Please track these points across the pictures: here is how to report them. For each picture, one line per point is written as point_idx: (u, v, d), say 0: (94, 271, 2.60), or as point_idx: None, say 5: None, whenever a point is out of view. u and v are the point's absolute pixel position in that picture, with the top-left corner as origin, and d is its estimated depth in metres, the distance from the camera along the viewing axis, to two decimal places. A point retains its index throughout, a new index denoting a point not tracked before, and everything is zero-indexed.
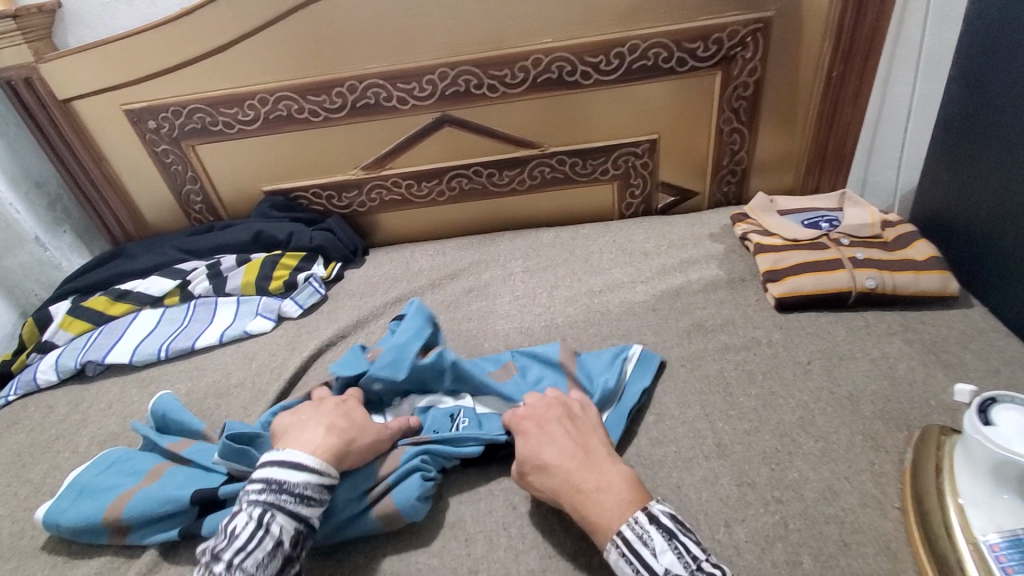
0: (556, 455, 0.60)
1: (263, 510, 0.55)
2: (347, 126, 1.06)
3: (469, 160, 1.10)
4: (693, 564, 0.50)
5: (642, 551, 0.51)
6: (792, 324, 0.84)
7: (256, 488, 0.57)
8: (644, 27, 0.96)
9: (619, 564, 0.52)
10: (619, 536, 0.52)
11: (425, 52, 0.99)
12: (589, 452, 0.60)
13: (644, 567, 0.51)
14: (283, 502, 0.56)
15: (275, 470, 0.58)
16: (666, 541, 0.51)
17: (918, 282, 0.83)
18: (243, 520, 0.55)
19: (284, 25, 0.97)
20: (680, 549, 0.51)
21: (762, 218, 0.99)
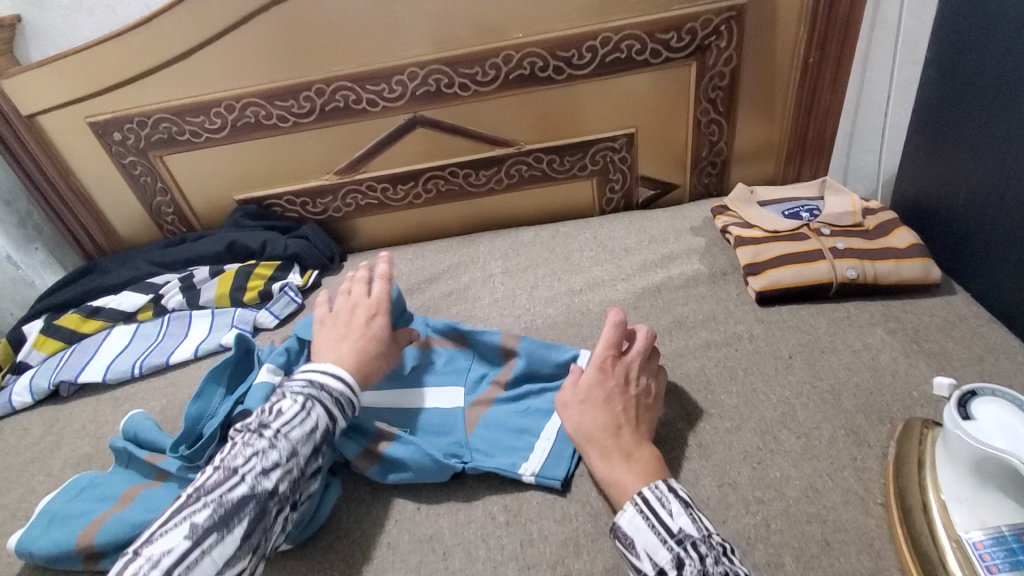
0: (604, 416, 0.61)
1: (304, 398, 0.60)
2: (317, 131, 1.04)
3: (443, 161, 1.08)
4: (704, 531, 0.52)
5: (660, 510, 0.53)
6: (774, 317, 0.83)
7: (297, 384, 0.62)
8: (615, 19, 0.94)
9: (635, 520, 0.53)
10: (639, 495, 0.54)
11: (393, 52, 0.97)
12: (633, 423, 0.62)
13: (658, 525, 0.52)
14: (323, 398, 0.61)
15: (317, 373, 0.63)
16: (683, 507, 0.53)
17: (899, 270, 0.81)
18: (287, 403, 0.59)
19: (248, 30, 0.95)
20: (695, 517, 0.53)
21: (742, 210, 0.97)
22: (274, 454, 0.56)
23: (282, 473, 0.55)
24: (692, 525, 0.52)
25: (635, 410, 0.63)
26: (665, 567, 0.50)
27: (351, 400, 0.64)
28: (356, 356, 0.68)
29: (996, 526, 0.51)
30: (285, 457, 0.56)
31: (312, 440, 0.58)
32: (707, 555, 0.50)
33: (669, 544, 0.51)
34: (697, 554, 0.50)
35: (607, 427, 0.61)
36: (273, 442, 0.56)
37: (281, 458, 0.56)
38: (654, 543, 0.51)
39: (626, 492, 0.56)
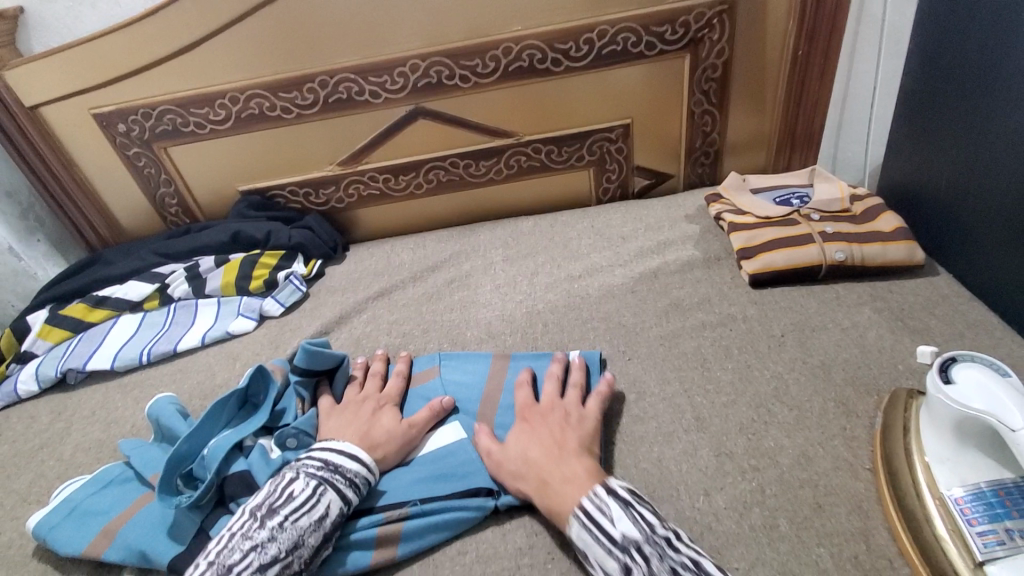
0: (534, 450, 0.64)
1: (318, 483, 0.61)
2: (321, 122, 1.06)
3: (445, 151, 1.10)
4: (648, 528, 0.55)
5: (601, 519, 0.56)
6: (766, 299, 0.86)
7: (315, 464, 0.63)
8: (612, 12, 0.97)
9: (582, 536, 0.56)
10: (580, 509, 0.57)
11: (395, 44, 0.99)
12: (564, 446, 0.64)
13: (603, 536, 0.55)
14: (336, 481, 0.62)
15: (334, 454, 0.64)
16: (623, 510, 0.56)
17: (885, 252, 0.84)
18: (300, 486, 0.60)
19: (253, 21, 0.97)
20: (637, 516, 0.56)
21: (735, 197, 1.01)
22: (274, 546, 0.55)
23: (280, 567, 0.55)
24: (633, 526, 0.55)
25: (564, 433, 0.66)
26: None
27: (370, 479, 0.65)
28: (368, 438, 0.68)
29: (978, 483, 0.55)
30: (285, 549, 0.55)
31: (320, 530, 0.58)
32: (651, 554, 0.53)
33: (614, 552, 0.54)
34: (641, 557, 0.53)
35: (540, 457, 0.63)
36: (274, 534, 0.56)
37: (280, 552, 0.55)
38: (601, 554, 0.54)
39: (565, 513, 0.58)
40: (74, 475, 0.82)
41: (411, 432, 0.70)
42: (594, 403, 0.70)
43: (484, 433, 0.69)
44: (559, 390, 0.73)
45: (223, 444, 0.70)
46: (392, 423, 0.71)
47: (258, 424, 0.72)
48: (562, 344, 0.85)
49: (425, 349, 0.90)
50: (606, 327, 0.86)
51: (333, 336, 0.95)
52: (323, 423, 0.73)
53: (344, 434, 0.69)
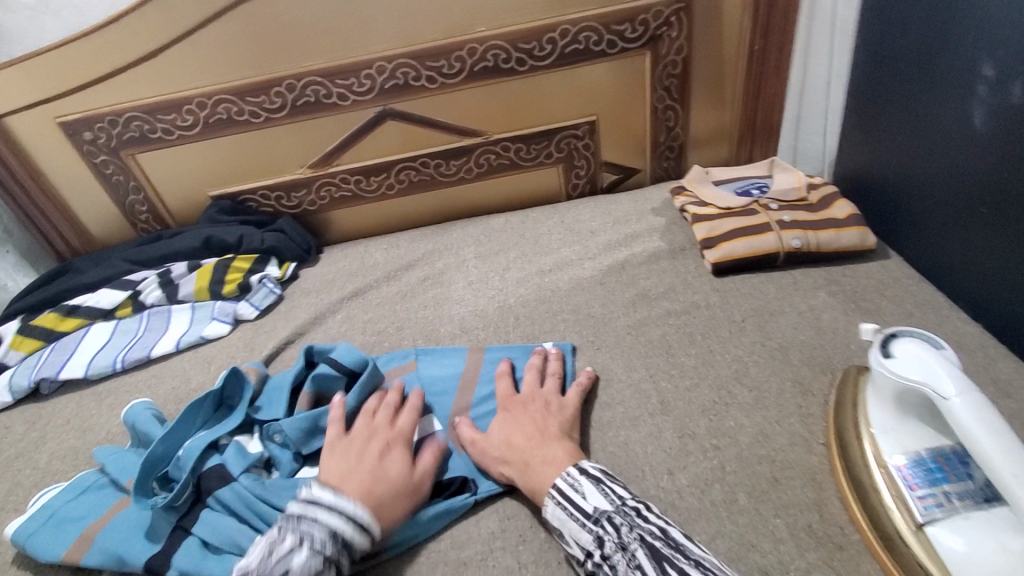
0: (517, 436, 0.66)
1: (323, 560, 0.54)
2: (289, 125, 1.07)
3: (415, 152, 1.12)
4: (619, 501, 0.57)
5: (574, 496, 0.58)
6: (728, 286, 0.89)
7: (319, 532, 0.55)
8: (572, 12, 0.99)
9: (557, 514, 0.58)
10: (553, 488, 0.59)
11: (361, 47, 1.00)
12: (546, 431, 0.66)
13: (576, 512, 0.57)
14: (341, 555, 0.56)
15: (342, 521, 0.57)
16: (595, 486, 0.58)
17: (839, 238, 0.88)
18: (300, 561, 0.53)
19: (217, 26, 0.97)
20: (608, 491, 0.58)
21: (699, 190, 1.02)
22: None
23: None
24: (603, 500, 0.57)
25: (544, 418, 0.68)
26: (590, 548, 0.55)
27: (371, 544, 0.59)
28: (372, 495, 0.60)
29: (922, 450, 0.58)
30: None
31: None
32: (621, 523, 0.55)
33: (587, 526, 0.56)
34: (612, 527, 0.55)
35: (522, 443, 0.65)
36: None
37: None
38: (576, 529, 0.56)
39: (541, 491, 0.60)
40: (50, 483, 0.82)
41: (420, 486, 0.64)
42: (573, 394, 0.73)
43: (466, 425, 0.70)
44: (539, 379, 0.75)
45: (199, 443, 0.71)
46: (400, 475, 0.63)
47: (234, 423, 0.73)
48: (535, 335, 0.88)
49: (400, 345, 0.91)
50: (577, 317, 0.89)
51: (308, 337, 0.96)
52: (326, 463, 0.64)
53: (348, 484, 0.61)
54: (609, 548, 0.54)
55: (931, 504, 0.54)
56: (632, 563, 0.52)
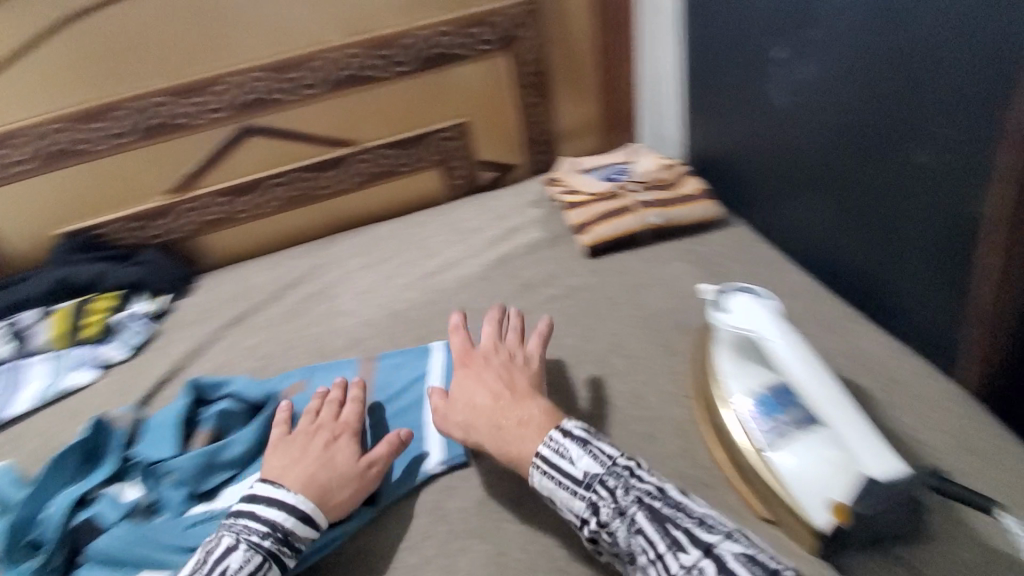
0: (480, 398, 0.63)
1: (264, 558, 0.55)
2: (142, 151, 1.02)
3: (284, 167, 1.09)
4: (609, 462, 0.56)
5: (561, 463, 0.56)
6: (603, 265, 0.96)
7: (260, 530, 0.57)
8: (420, 19, 1.05)
9: (543, 482, 0.56)
10: (537, 457, 0.57)
11: (208, 63, 0.99)
12: (516, 389, 0.63)
13: (567, 477, 0.55)
14: (283, 554, 0.57)
15: (277, 512, 0.58)
16: (582, 449, 0.56)
17: (691, 212, 0.97)
18: (239, 562, 0.54)
19: (49, 51, 0.93)
20: (596, 452, 0.56)
21: (568, 180, 1.09)
22: None
23: None
24: (594, 463, 0.55)
25: (510, 376, 0.65)
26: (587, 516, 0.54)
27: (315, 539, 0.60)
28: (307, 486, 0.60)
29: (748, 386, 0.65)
30: None
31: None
32: (616, 487, 0.54)
33: (580, 493, 0.54)
34: (606, 491, 0.54)
35: (488, 404, 0.63)
36: None
37: None
38: (567, 496, 0.55)
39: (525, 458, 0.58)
40: None
41: (370, 470, 0.64)
42: (535, 345, 0.71)
43: (437, 394, 0.67)
44: (498, 331, 0.72)
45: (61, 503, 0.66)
46: (348, 461, 0.63)
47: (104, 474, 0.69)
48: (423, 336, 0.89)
49: (290, 366, 0.89)
50: (462, 313, 0.92)
51: (189, 372, 0.91)
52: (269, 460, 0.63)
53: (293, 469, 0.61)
54: (607, 517, 0.53)
55: (752, 427, 0.62)
56: (632, 528, 0.51)
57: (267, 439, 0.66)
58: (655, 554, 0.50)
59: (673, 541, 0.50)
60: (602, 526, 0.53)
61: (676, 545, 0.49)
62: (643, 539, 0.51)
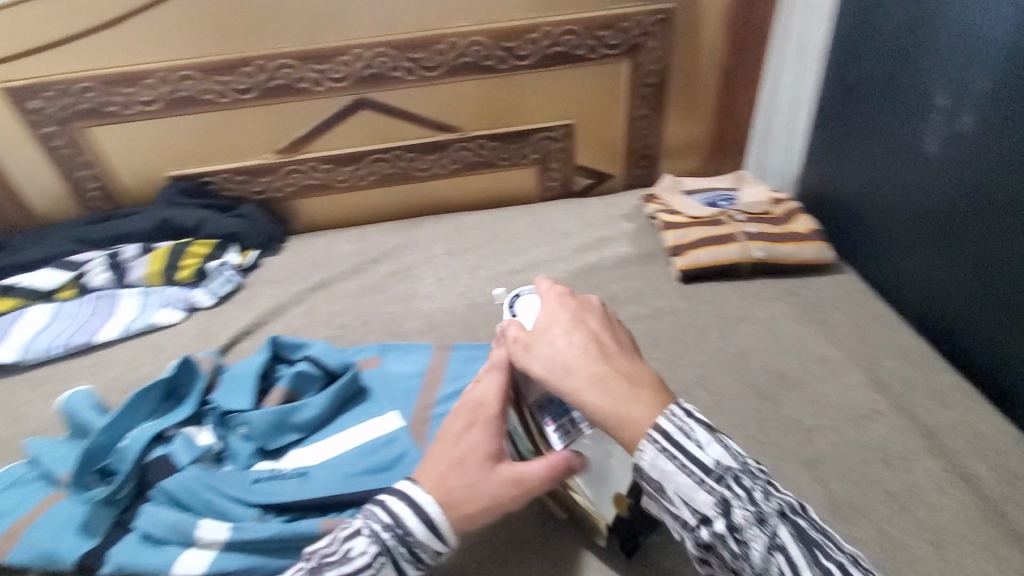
0: (606, 335, 0.56)
1: (377, 552, 0.49)
2: (507, 172, 1.14)
3: (615, 201, 1.12)
4: (783, 507, 0.47)
5: (790, 548, 0.44)
6: (988, 415, 0.69)
7: (382, 520, 0.50)
8: (829, 76, 0.93)
9: (663, 463, 0.47)
10: (656, 429, 0.48)
11: (589, 104, 1.08)
12: (603, 348, 0.54)
13: (693, 466, 0.46)
14: (397, 552, 0.50)
15: (406, 511, 0.50)
16: (801, 533, 0.45)
17: (799, 252, 0.90)
18: (359, 548, 0.49)
19: (465, 81, 1.02)
20: (814, 539, 0.45)
21: (669, 199, 1.04)
22: None
23: None
24: (727, 457, 0.47)
25: (596, 339, 0.55)
26: (709, 512, 0.45)
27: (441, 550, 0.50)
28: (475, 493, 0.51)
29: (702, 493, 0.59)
30: None
31: None
32: (753, 488, 0.46)
33: (709, 484, 0.46)
34: (742, 489, 0.46)
35: (574, 352, 0.54)
36: None
37: None
38: (692, 488, 0.46)
39: (634, 430, 0.49)
40: None
41: (608, 381, 0.52)
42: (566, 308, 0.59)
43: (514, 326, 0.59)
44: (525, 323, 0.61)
45: None
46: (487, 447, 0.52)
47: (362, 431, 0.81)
48: (707, 374, 0.76)
49: None
50: (769, 375, 0.75)
51: None
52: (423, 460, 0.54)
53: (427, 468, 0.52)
54: (740, 520, 0.45)
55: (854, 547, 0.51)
56: (773, 544, 0.44)
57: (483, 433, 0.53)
58: None
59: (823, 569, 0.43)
60: (728, 529, 0.45)
61: None
62: (782, 559, 0.44)
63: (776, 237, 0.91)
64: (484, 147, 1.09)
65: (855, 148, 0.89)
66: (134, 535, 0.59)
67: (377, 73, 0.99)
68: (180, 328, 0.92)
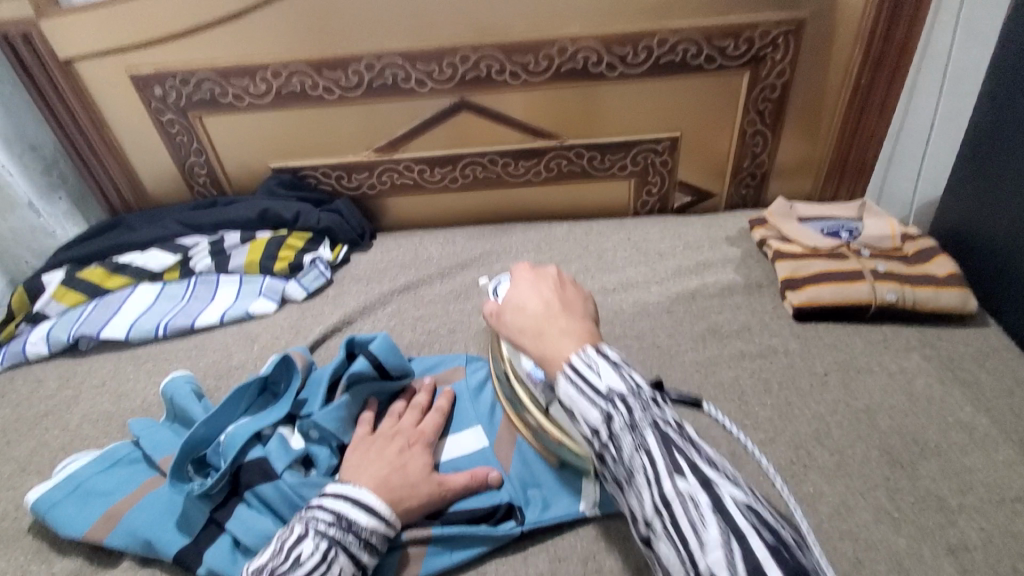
0: (572, 297, 0.60)
1: (327, 545, 0.54)
2: (603, 184, 1.09)
3: (717, 222, 1.05)
4: (671, 422, 0.47)
5: (656, 451, 0.45)
6: None
7: (325, 518, 0.55)
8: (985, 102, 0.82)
9: (566, 391, 0.50)
10: (568, 364, 0.50)
11: (698, 116, 1.01)
12: (564, 305, 0.58)
13: (587, 390, 0.49)
14: (347, 542, 0.54)
15: (345, 504, 0.57)
16: (679, 445, 0.45)
17: (938, 298, 0.80)
18: (309, 549, 0.53)
19: (568, 88, 0.98)
20: (693, 450, 0.45)
21: (782, 224, 0.95)
22: None
23: None
24: (621, 381, 0.48)
25: (562, 299, 0.59)
26: (595, 424, 0.48)
27: (388, 535, 0.57)
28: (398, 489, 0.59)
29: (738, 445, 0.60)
30: None
31: None
32: (635, 403, 0.47)
33: (597, 402, 0.48)
34: (626, 407, 0.47)
35: (539, 307, 0.58)
36: None
37: None
38: (584, 407, 0.48)
39: (559, 367, 0.52)
40: None
41: (544, 335, 0.55)
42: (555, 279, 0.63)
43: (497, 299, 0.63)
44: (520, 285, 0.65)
45: None
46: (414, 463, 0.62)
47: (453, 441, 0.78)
48: (826, 431, 0.69)
49: None
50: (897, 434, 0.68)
51: None
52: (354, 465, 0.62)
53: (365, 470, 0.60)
54: (619, 430, 0.47)
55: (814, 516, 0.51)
56: (641, 448, 0.45)
57: (419, 450, 0.64)
58: (655, 478, 0.44)
59: (677, 469, 0.43)
60: (609, 439, 0.47)
61: (678, 475, 0.43)
62: (646, 460, 0.45)
63: (909, 279, 0.82)
64: (581, 156, 1.05)
65: (1006, 184, 0.78)
66: (227, 538, 0.60)
67: (481, 76, 0.97)
68: (273, 319, 0.94)
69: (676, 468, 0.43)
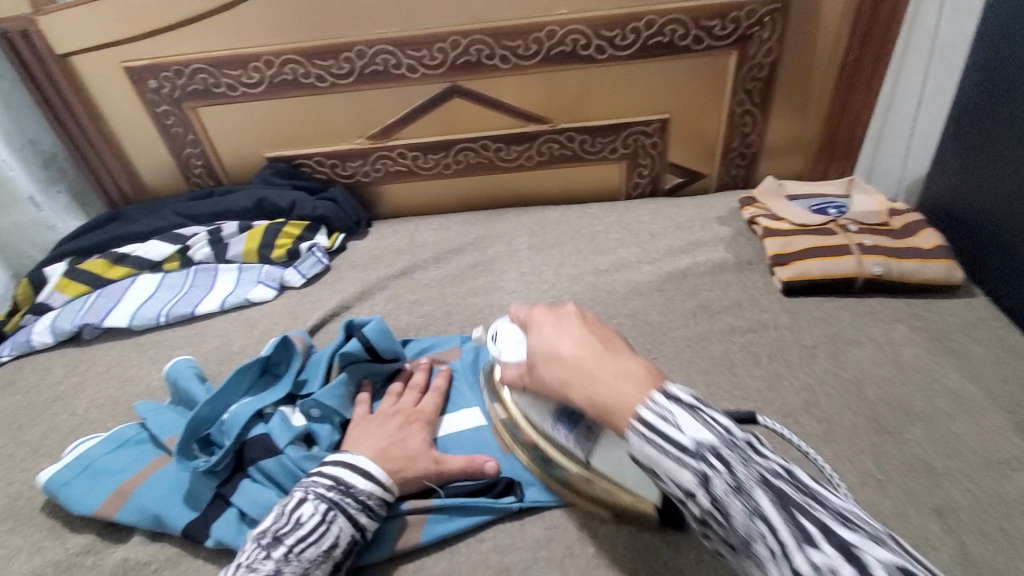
0: (614, 336, 0.53)
1: (327, 507, 0.56)
2: (595, 167, 1.10)
3: (709, 202, 1.06)
4: (776, 470, 0.40)
5: (771, 513, 0.38)
6: None
7: (325, 483, 0.58)
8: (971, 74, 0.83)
9: (643, 450, 0.42)
10: (636, 418, 0.43)
11: (688, 97, 1.02)
12: (609, 344, 0.52)
13: (667, 446, 0.41)
14: (346, 505, 0.57)
15: (345, 470, 0.59)
16: (795, 501, 0.38)
17: (924, 269, 0.82)
18: (309, 512, 0.55)
19: (560, 71, 0.99)
20: (815, 506, 0.38)
21: (770, 202, 0.96)
22: None
23: None
24: (706, 431, 0.41)
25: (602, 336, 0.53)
26: (689, 487, 0.41)
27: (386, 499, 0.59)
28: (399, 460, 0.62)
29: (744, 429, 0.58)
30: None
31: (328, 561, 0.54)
32: (733, 456, 0.40)
33: (688, 463, 0.40)
34: (722, 463, 0.40)
35: (577, 351, 0.52)
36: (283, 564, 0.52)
37: None
38: (672, 467, 0.41)
39: (621, 419, 0.45)
40: None
41: (594, 378, 0.49)
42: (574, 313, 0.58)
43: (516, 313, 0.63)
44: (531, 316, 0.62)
45: None
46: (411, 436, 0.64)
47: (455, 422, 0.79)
48: (814, 400, 0.71)
49: None
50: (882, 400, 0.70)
51: None
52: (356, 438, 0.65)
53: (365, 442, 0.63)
54: (719, 492, 0.39)
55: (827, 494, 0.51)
56: (750, 509, 0.39)
57: (418, 428, 0.66)
58: (779, 547, 0.37)
59: (804, 534, 0.36)
60: (710, 505, 0.40)
61: (805, 540, 0.36)
62: (763, 527, 0.38)
63: (894, 251, 0.83)
64: (573, 140, 1.06)
65: (991, 155, 0.80)
66: (233, 510, 0.62)
67: (472, 61, 0.98)
68: (273, 305, 0.95)
69: (801, 531, 0.37)
